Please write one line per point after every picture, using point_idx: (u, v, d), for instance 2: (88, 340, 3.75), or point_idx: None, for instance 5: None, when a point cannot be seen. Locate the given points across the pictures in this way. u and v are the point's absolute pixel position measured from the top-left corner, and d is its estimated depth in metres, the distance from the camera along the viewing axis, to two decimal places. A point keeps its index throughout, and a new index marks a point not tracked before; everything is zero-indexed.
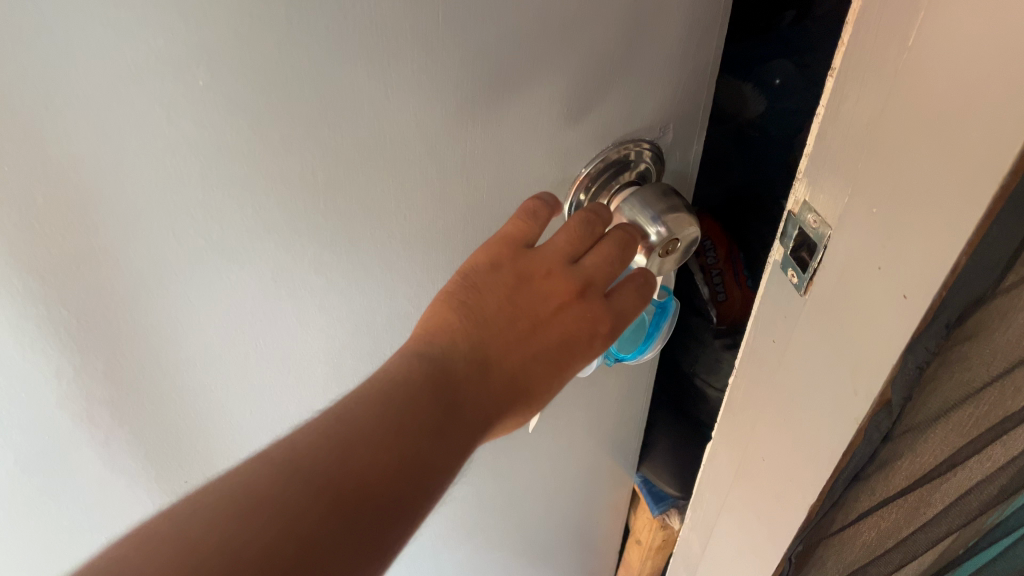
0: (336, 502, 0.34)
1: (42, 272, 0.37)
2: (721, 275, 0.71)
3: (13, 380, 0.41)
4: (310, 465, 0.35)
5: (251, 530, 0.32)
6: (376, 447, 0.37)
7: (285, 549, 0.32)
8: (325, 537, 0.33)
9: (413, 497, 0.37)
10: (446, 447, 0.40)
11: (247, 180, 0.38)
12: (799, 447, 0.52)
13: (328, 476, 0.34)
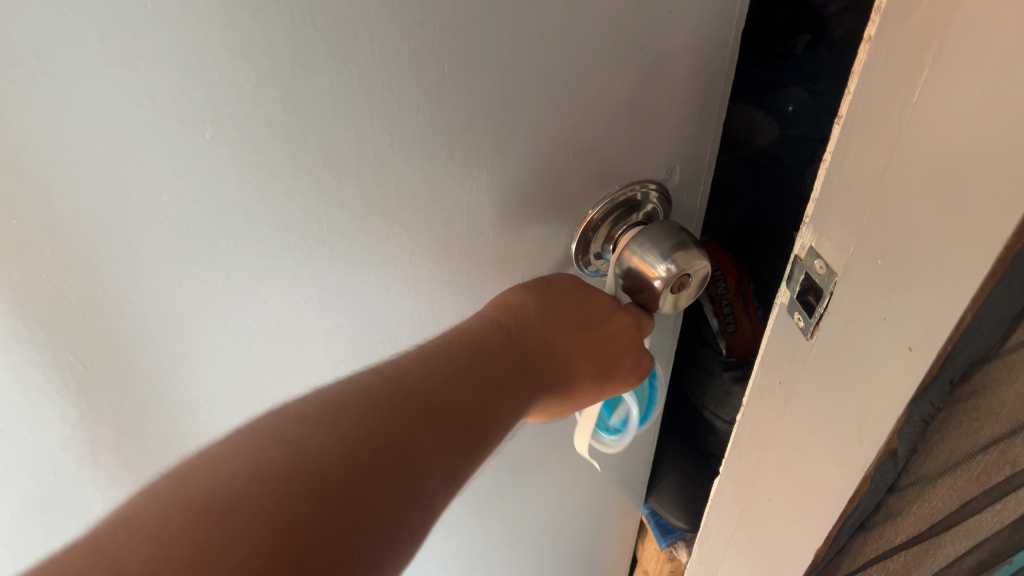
0: (400, 432, 0.42)
1: (48, 321, 0.38)
2: (731, 307, 0.71)
3: (18, 425, 0.41)
4: (377, 406, 0.42)
5: (350, 443, 0.40)
6: (437, 393, 0.45)
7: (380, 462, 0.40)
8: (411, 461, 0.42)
9: (467, 446, 0.46)
10: (495, 407, 0.48)
11: (251, 228, 0.39)
12: (804, 492, 0.51)
13: (383, 412, 0.42)
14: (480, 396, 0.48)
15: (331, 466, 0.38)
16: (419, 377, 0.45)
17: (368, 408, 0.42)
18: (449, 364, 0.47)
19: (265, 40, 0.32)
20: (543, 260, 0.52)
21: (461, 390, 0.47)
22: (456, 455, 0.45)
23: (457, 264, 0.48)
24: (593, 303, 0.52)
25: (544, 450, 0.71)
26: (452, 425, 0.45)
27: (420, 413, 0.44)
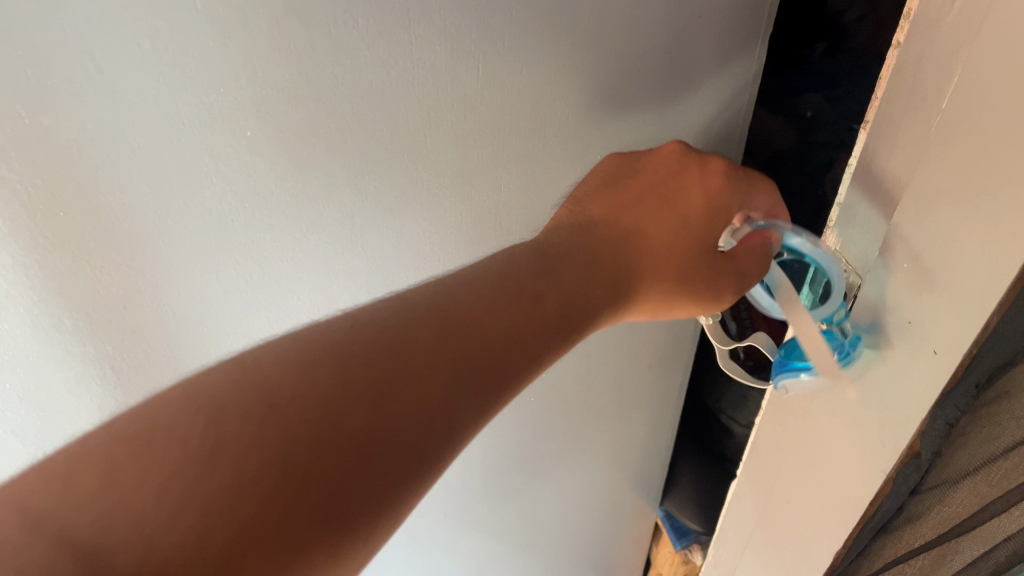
0: (347, 397, 0.31)
1: (90, 312, 0.38)
2: None
3: (57, 415, 0.42)
4: (337, 350, 0.32)
5: (296, 407, 0.29)
6: (415, 346, 0.33)
7: (303, 452, 0.28)
8: (352, 443, 0.30)
9: (445, 419, 0.33)
10: (476, 384, 0.35)
11: (286, 222, 0.40)
12: (823, 495, 0.52)
13: (342, 360, 0.31)
14: (467, 355, 0.35)
15: (296, 422, 0.29)
16: (399, 324, 0.34)
17: (336, 352, 0.32)
18: (447, 313, 0.35)
19: (308, 43, 0.33)
20: None
21: (459, 341, 0.35)
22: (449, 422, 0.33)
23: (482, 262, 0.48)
24: (682, 192, 0.45)
25: (562, 450, 0.71)
26: (448, 383, 0.34)
27: (400, 367, 0.32)
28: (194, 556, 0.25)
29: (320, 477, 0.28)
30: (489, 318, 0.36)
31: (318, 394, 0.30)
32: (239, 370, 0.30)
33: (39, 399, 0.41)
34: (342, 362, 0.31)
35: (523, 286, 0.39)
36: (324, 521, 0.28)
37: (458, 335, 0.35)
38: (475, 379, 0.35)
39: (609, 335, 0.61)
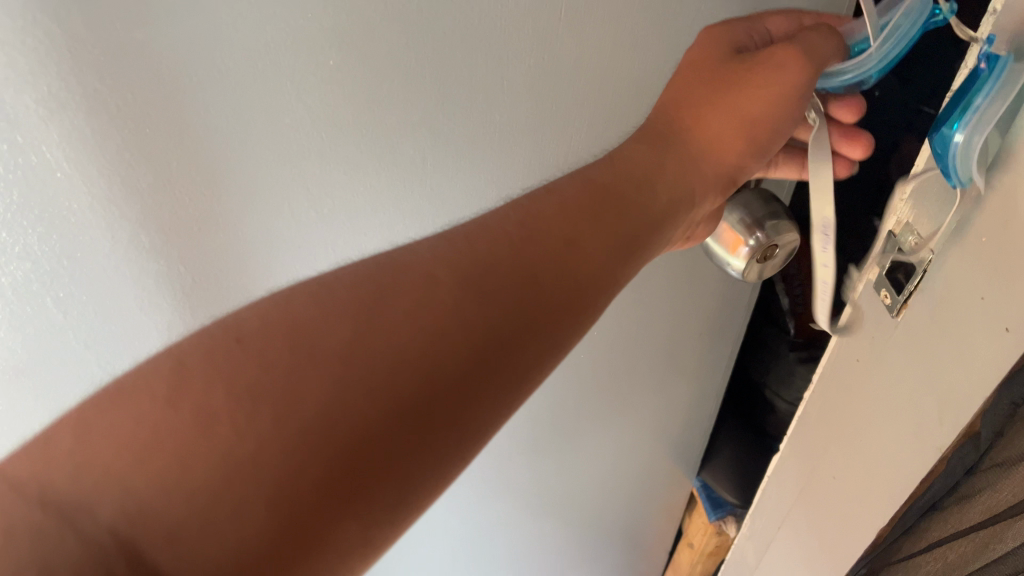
0: (379, 375, 0.26)
1: (166, 230, 0.38)
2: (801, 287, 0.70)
3: (125, 331, 0.42)
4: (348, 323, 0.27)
5: (292, 408, 0.25)
6: (455, 299, 0.28)
7: (327, 434, 0.25)
8: (383, 429, 0.25)
9: (505, 368, 0.28)
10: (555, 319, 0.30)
11: (359, 155, 0.40)
12: (871, 475, 0.51)
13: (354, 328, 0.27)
14: (520, 296, 0.30)
15: (313, 360, 0.26)
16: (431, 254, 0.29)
17: (348, 290, 0.28)
18: (493, 238, 0.31)
19: None
20: None
21: (510, 257, 0.30)
22: (509, 341, 0.28)
23: None
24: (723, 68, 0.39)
25: (606, 412, 0.71)
26: (494, 300, 0.29)
27: (425, 288, 0.28)
28: (189, 505, 0.23)
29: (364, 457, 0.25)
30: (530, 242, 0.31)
31: (309, 386, 0.25)
32: (229, 330, 0.26)
33: (109, 315, 0.41)
34: (355, 297, 0.28)
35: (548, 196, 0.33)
36: (359, 462, 0.25)
37: (506, 254, 0.30)
38: (533, 294, 0.30)
39: (665, 299, 0.61)
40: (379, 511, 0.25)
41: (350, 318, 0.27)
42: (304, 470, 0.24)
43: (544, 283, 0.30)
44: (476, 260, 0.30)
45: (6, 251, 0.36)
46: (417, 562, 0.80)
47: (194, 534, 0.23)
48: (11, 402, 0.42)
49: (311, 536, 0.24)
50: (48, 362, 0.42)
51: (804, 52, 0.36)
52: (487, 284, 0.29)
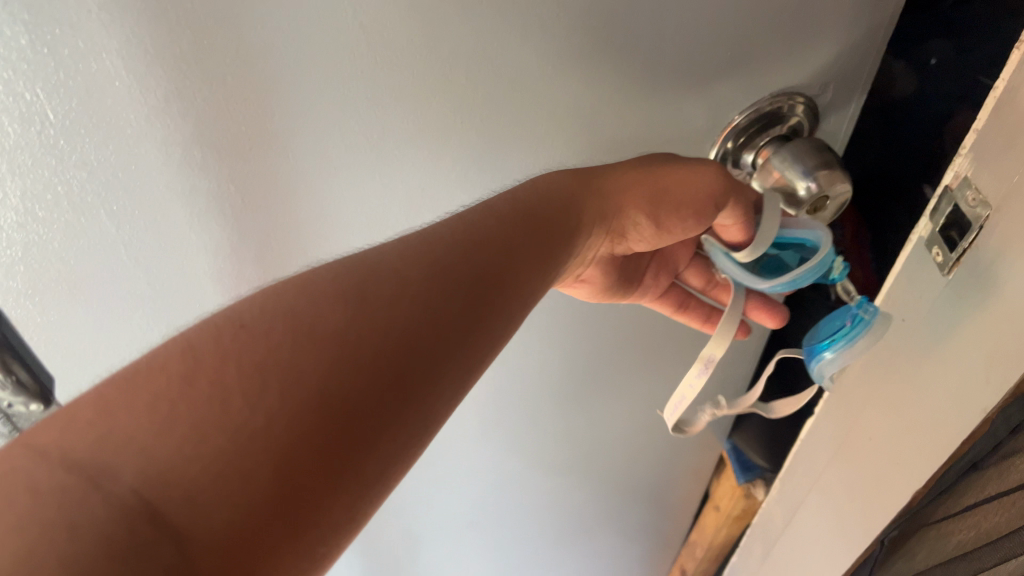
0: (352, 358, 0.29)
1: (219, 147, 0.38)
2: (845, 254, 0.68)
3: (175, 247, 0.42)
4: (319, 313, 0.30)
5: (285, 383, 0.27)
6: (408, 299, 0.32)
7: (320, 402, 0.27)
8: (361, 401, 0.28)
9: (452, 359, 0.32)
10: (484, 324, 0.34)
11: (414, 91, 0.39)
12: (912, 434, 0.51)
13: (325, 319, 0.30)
14: (456, 299, 0.34)
15: (310, 347, 0.28)
16: (390, 254, 0.33)
17: (329, 287, 0.30)
18: (443, 244, 0.35)
19: None
20: None
21: (461, 260, 0.35)
22: (461, 335, 0.33)
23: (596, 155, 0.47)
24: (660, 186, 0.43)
25: (644, 371, 0.71)
26: (448, 295, 0.33)
27: (395, 283, 0.32)
28: (204, 471, 0.24)
29: (351, 423, 0.28)
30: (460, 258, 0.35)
31: (298, 365, 0.27)
32: (230, 324, 0.28)
33: (160, 230, 0.41)
34: (335, 291, 0.31)
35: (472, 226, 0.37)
36: (348, 428, 0.27)
37: (458, 259, 0.35)
38: (479, 294, 0.35)
39: None
40: (365, 478, 0.28)
41: (335, 307, 0.30)
42: (309, 444, 0.26)
43: (485, 284, 0.35)
44: (432, 262, 0.34)
45: (65, 156, 0.37)
46: (446, 499, 0.82)
47: (210, 491, 0.24)
48: (67, 306, 0.44)
49: (314, 499, 0.26)
50: (101, 273, 0.42)
51: (718, 175, 0.43)
52: (443, 280, 0.34)
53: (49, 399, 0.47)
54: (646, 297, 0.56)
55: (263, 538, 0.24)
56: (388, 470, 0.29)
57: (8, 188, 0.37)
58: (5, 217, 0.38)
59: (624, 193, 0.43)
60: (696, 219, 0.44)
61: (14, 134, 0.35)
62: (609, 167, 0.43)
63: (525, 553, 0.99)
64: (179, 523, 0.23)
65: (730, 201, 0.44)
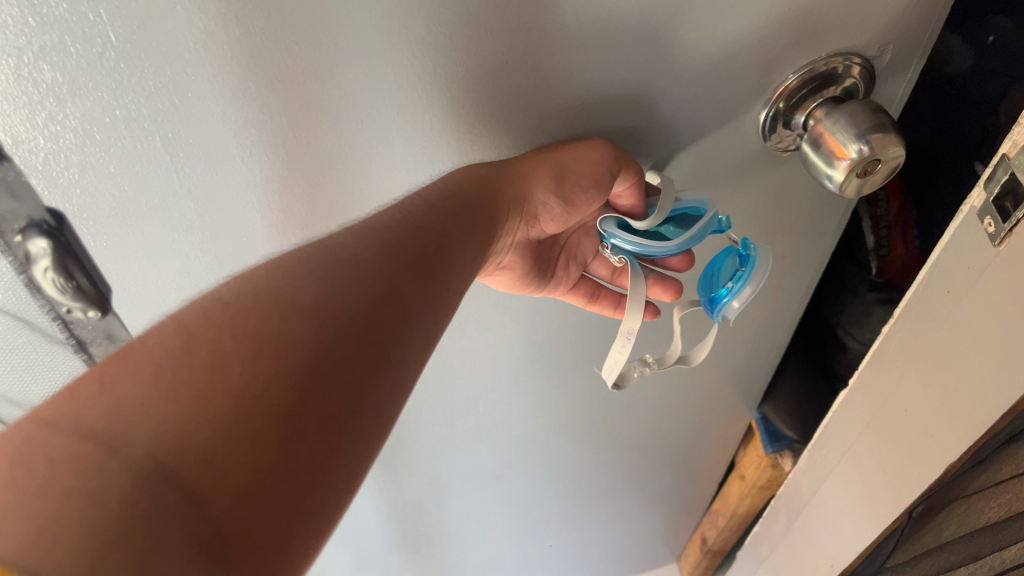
0: (310, 365, 0.31)
1: (273, 78, 0.38)
2: (889, 229, 0.66)
3: (226, 177, 0.43)
4: (268, 318, 0.31)
5: (245, 380, 0.29)
6: (352, 299, 0.34)
7: (278, 396, 0.29)
8: (315, 400, 0.30)
9: (391, 351, 0.35)
10: (413, 315, 0.37)
11: (467, 34, 0.39)
12: (951, 405, 0.50)
13: (273, 322, 0.31)
14: (387, 293, 0.36)
15: (295, 315, 0.32)
16: (316, 259, 0.35)
17: (298, 271, 0.34)
18: (389, 227, 0.40)
19: None
20: (729, 129, 0.50)
21: (405, 240, 0.40)
22: (414, 305, 0.38)
23: (644, 109, 0.47)
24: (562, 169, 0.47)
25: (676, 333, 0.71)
26: (399, 268, 0.38)
27: (353, 261, 0.36)
28: (216, 433, 0.27)
29: (307, 418, 0.29)
30: (387, 264, 0.38)
31: (258, 367, 0.29)
32: (217, 308, 0.32)
33: (213, 159, 0.41)
34: (300, 272, 0.34)
35: (397, 231, 0.40)
36: (305, 422, 0.29)
37: (400, 239, 0.40)
38: (423, 269, 0.40)
39: (753, 215, 0.59)
40: (360, 427, 0.31)
41: (306, 285, 0.34)
42: (304, 401, 0.29)
43: (426, 259, 0.40)
44: (383, 241, 0.39)
45: (124, 79, 0.37)
46: (475, 454, 0.83)
47: (221, 455, 0.27)
48: (117, 235, 0.44)
49: (290, 497, 0.28)
50: (153, 199, 0.43)
51: (609, 149, 0.47)
52: (394, 257, 0.38)
53: (105, 306, 0.49)
54: (560, 290, 0.59)
55: (275, 486, 0.27)
56: (393, 409, 0.34)
57: (67, 111, 0.37)
58: (63, 139, 0.39)
59: (532, 176, 0.47)
60: (596, 189, 0.48)
61: (75, 55, 0.35)
62: (516, 160, 0.47)
63: (548, 511, 1.00)
64: (197, 485, 0.26)
65: (625, 169, 0.48)
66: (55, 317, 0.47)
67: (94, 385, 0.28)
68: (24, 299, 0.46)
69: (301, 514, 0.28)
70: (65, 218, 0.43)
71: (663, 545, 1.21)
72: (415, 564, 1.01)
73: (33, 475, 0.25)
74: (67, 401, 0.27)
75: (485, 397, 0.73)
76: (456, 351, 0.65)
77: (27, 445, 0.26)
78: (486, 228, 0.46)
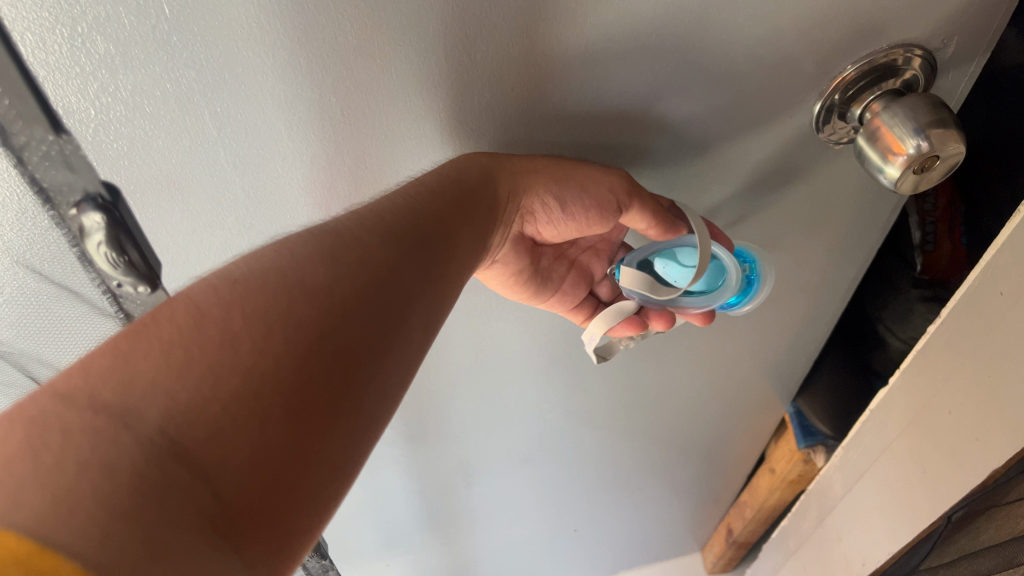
0: (314, 346, 0.32)
1: (321, 56, 0.38)
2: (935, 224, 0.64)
3: (269, 153, 0.43)
4: (281, 302, 0.32)
5: (258, 358, 0.30)
6: (353, 286, 0.35)
7: (282, 374, 0.30)
8: (316, 376, 0.31)
9: (384, 330, 0.36)
10: (412, 297, 0.39)
11: (523, 16, 0.39)
12: (999, 412, 0.49)
13: (279, 302, 0.32)
14: (381, 273, 0.37)
15: (302, 296, 0.33)
16: (317, 244, 0.36)
17: (307, 255, 0.35)
18: (390, 212, 0.41)
19: None
20: (783, 118, 0.49)
21: (406, 227, 0.41)
22: (412, 287, 0.39)
23: (697, 97, 0.46)
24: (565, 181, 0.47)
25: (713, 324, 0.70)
26: (400, 255, 0.39)
27: (357, 244, 0.37)
28: (223, 412, 0.28)
29: (312, 398, 0.30)
30: (386, 248, 0.39)
31: (264, 351, 0.30)
32: (224, 285, 0.32)
33: (260, 134, 0.41)
34: (309, 253, 0.35)
35: (398, 217, 0.41)
36: (308, 403, 0.30)
37: (403, 224, 0.41)
38: (422, 255, 0.41)
39: (800, 208, 0.58)
40: (359, 412, 0.33)
41: (313, 267, 0.34)
42: (308, 382, 0.30)
43: (425, 245, 0.42)
44: (386, 227, 0.40)
45: (175, 53, 0.36)
46: (506, 436, 0.83)
47: (230, 432, 0.27)
48: (166, 208, 0.45)
49: (291, 480, 0.29)
50: (200, 172, 0.43)
51: (620, 180, 0.47)
52: (394, 243, 0.39)
53: (155, 282, 0.47)
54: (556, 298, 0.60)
55: (281, 470, 0.28)
56: (394, 390, 0.36)
57: (118, 83, 0.37)
58: (113, 110, 0.39)
59: (537, 173, 0.47)
60: (599, 212, 0.48)
61: (128, 27, 0.35)
62: (529, 155, 0.47)
63: (575, 496, 1.01)
64: (207, 466, 0.27)
65: (638, 208, 0.48)
66: (103, 284, 0.47)
67: (148, 356, 0.28)
68: (72, 262, 0.46)
69: (303, 498, 0.29)
70: (118, 190, 0.43)
71: (688, 533, 1.21)
72: (442, 542, 1.02)
73: (93, 446, 0.25)
74: (122, 370, 0.28)
75: (518, 381, 0.73)
76: (492, 334, 0.65)
77: (87, 416, 0.26)
78: (487, 210, 0.46)
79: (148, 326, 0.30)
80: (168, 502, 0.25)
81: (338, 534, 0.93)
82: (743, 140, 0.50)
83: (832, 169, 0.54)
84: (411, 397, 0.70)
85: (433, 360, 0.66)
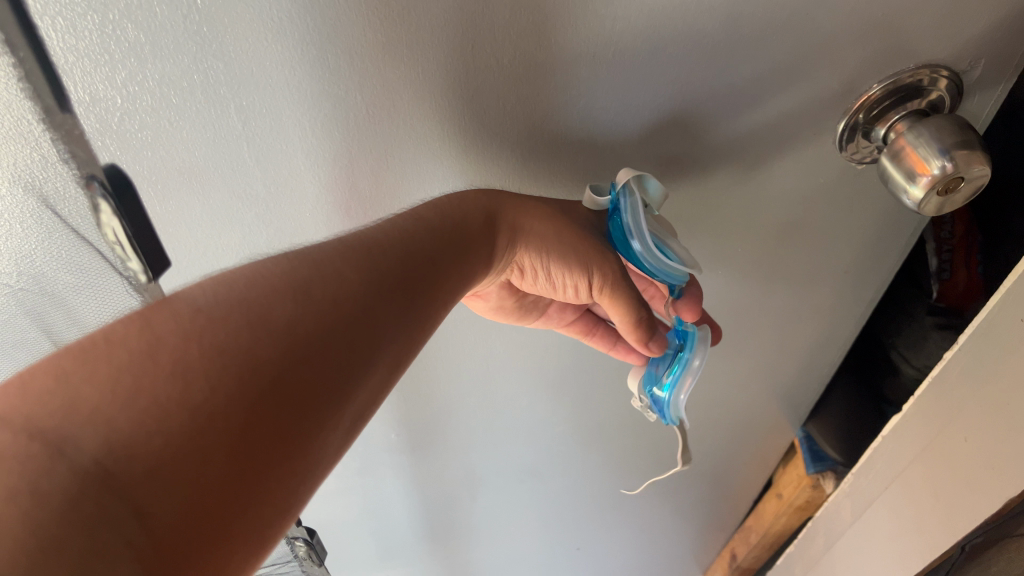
0: (290, 359, 0.32)
1: (344, 54, 0.38)
2: (951, 253, 0.63)
3: (277, 147, 0.42)
4: (268, 316, 0.32)
5: (229, 372, 0.30)
6: (334, 293, 0.35)
7: (258, 382, 0.30)
8: (290, 378, 0.31)
9: (363, 342, 0.36)
10: (400, 316, 0.39)
11: (548, 24, 0.39)
12: (1017, 440, 0.49)
13: (259, 314, 0.32)
14: (368, 286, 0.37)
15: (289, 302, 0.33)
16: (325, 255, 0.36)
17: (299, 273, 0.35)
18: (382, 238, 0.40)
19: None
20: (805, 135, 0.49)
21: (394, 260, 0.40)
22: (391, 311, 0.38)
23: (717, 113, 0.46)
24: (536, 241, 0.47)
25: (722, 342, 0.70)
26: (391, 278, 0.39)
27: (336, 279, 0.36)
28: (185, 429, 0.27)
29: (279, 404, 0.31)
30: (378, 280, 0.38)
31: (246, 358, 0.30)
32: (204, 306, 0.32)
33: (277, 130, 0.41)
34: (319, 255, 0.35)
35: (388, 254, 0.40)
36: (269, 416, 0.30)
37: (392, 265, 0.39)
38: (407, 297, 0.40)
39: (818, 228, 0.57)
40: (328, 425, 0.33)
41: (302, 289, 0.34)
42: (278, 389, 0.31)
43: (410, 289, 0.40)
44: (374, 262, 0.39)
45: (204, 44, 0.37)
46: (511, 450, 0.82)
47: (193, 436, 0.27)
48: (187, 202, 0.45)
49: (246, 492, 0.28)
50: (219, 165, 0.43)
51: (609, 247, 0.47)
52: (382, 284, 0.38)
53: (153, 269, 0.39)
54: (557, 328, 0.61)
55: (234, 482, 0.28)
56: (366, 402, 0.36)
57: (145, 71, 0.37)
58: (139, 100, 0.39)
59: (534, 243, 0.48)
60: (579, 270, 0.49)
61: (160, 16, 0.35)
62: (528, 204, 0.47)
63: (576, 513, 0.99)
64: (140, 499, 0.26)
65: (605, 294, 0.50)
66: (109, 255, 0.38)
67: (109, 385, 0.27)
68: (87, 218, 0.37)
69: (243, 534, 0.28)
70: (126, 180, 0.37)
71: (690, 556, 1.19)
72: (441, 554, 1.00)
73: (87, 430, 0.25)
74: (79, 398, 0.27)
75: (528, 393, 0.72)
76: (503, 344, 0.64)
77: (31, 443, 0.25)
78: (487, 249, 0.47)
79: (112, 349, 0.29)
80: (107, 534, 0.25)
81: (336, 540, 0.92)
82: (763, 155, 0.50)
83: (852, 191, 0.54)
84: (417, 403, 0.69)
85: (441, 368, 0.65)
